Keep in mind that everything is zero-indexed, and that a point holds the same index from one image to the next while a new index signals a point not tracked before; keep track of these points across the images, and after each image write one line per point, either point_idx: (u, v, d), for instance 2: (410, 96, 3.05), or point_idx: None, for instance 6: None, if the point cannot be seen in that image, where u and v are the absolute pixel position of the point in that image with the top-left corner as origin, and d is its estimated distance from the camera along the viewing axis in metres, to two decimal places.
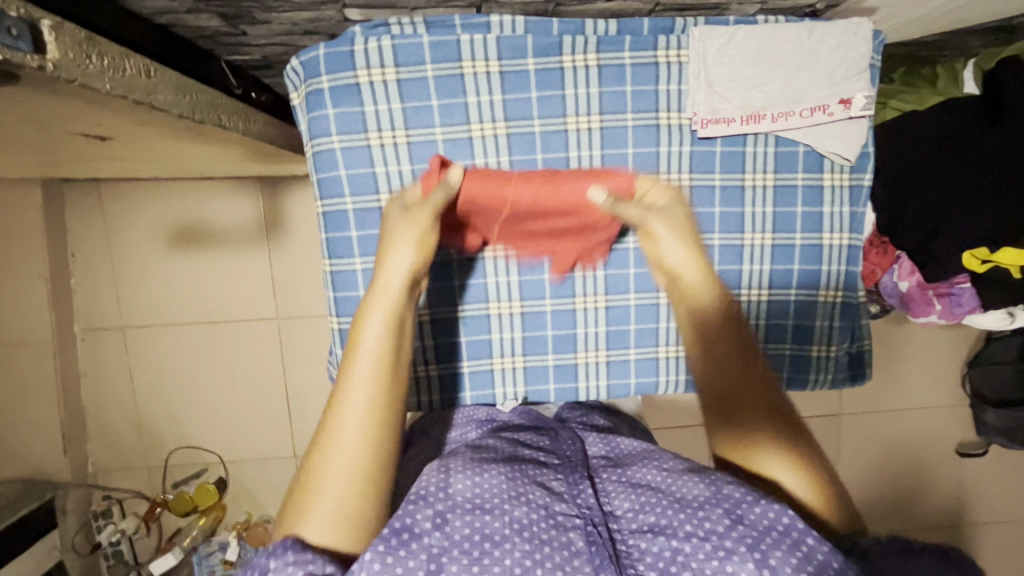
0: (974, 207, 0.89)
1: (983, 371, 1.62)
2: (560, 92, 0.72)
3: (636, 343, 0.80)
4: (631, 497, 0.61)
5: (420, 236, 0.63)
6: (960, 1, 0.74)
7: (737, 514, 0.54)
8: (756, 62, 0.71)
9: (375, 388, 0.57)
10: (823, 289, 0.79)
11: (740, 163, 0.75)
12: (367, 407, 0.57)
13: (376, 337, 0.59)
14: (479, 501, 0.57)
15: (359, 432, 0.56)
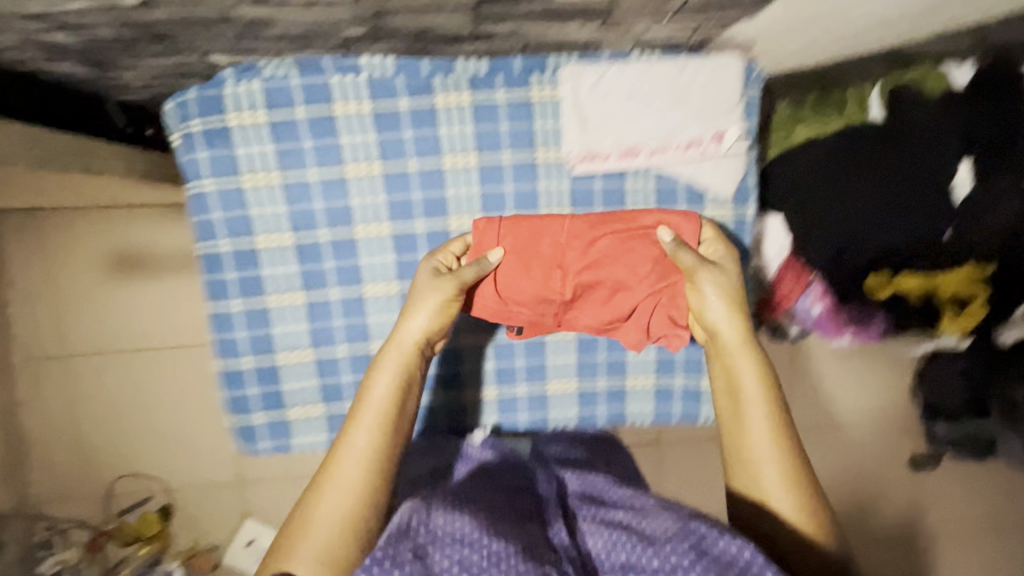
0: (873, 238, 0.90)
1: None
2: (434, 132, 0.72)
3: (527, 378, 0.85)
4: (604, 535, 0.55)
5: (432, 302, 0.65)
6: (839, 35, 0.74)
7: (701, 546, 0.48)
8: (628, 98, 0.71)
9: (376, 447, 0.58)
10: None
11: (620, 199, 0.76)
12: (367, 452, 0.58)
13: (383, 395, 0.60)
14: (461, 534, 0.50)
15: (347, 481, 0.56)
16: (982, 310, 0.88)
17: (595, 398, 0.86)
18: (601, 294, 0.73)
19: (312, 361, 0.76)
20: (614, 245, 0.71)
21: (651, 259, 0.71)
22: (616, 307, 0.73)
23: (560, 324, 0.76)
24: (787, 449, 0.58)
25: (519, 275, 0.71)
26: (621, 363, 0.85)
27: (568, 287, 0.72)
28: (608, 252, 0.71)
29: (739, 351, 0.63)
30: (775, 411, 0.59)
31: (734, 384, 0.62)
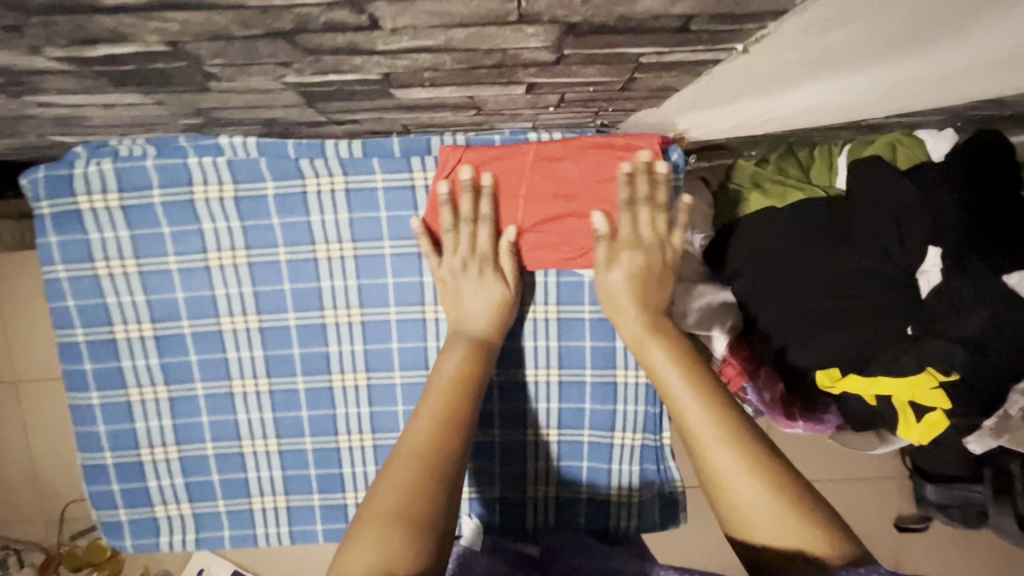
0: (822, 333, 0.80)
1: None
2: (305, 219, 0.65)
3: None
4: None
5: (490, 278, 0.63)
6: (772, 115, 0.63)
7: None
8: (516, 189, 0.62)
9: (437, 425, 0.53)
10: (618, 431, 0.70)
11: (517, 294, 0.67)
12: (433, 416, 0.54)
13: (451, 369, 0.58)
14: None
15: (404, 472, 0.49)
16: (944, 420, 0.77)
17: (491, 505, 0.73)
18: (574, 225, 0.63)
19: (177, 458, 0.70)
20: (586, 164, 0.61)
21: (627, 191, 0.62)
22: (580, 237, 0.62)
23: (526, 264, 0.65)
24: (740, 439, 0.52)
25: (482, 204, 0.62)
26: (522, 470, 0.72)
27: (534, 217, 0.62)
28: (575, 181, 0.61)
29: (654, 342, 0.60)
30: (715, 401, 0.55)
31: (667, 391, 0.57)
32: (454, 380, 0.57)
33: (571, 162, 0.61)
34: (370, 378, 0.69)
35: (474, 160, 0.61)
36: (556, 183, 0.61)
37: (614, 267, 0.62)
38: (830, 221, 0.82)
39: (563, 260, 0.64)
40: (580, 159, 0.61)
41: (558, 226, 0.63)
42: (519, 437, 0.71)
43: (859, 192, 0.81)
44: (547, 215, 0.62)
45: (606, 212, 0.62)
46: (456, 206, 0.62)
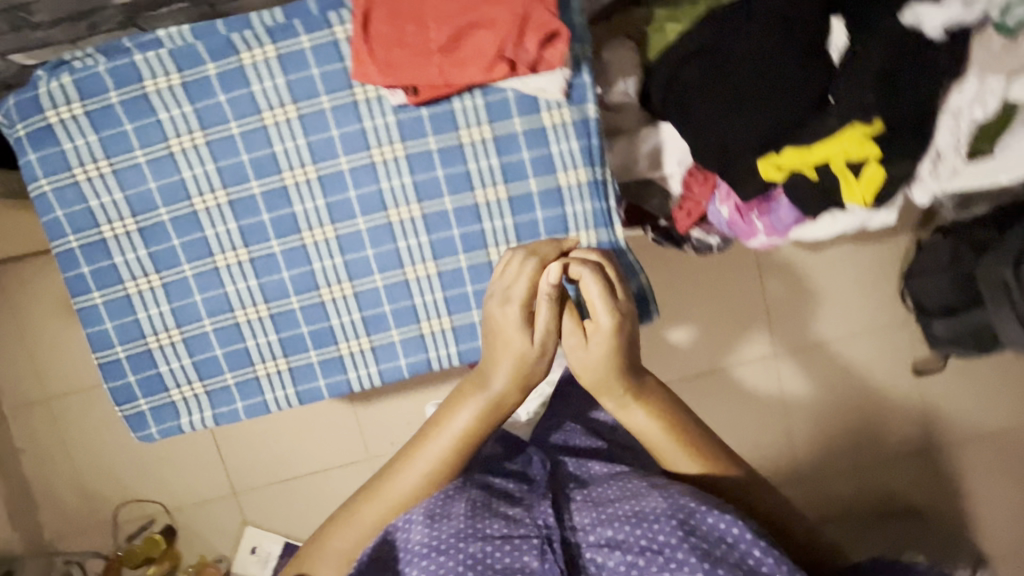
0: (756, 120, 0.84)
1: (919, 283, 1.49)
2: (247, 91, 0.72)
3: (397, 324, 0.77)
4: (591, 514, 0.65)
5: (516, 327, 0.64)
6: None
7: (689, 526, 0.60)
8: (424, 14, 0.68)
9: (425, 476, 0.67)
10: (573, 232, 0.75)
11: (451, 121, 0.73)
12: (432, 464, 0.66)
13: (461, 428, 0.67)
14: (433, 545, 0.60)
15: (398, 491, 0.67)
16: (879, 173, 0.81)
17: (474, 330, 0.78)
18: (480, 34, 0.67)
19: (180, 340, 0.76)
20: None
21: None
22: (491, 41, 0.67)
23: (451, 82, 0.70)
24: (697, 448, 0.71)
25: (397, 34, 0.68)
26: None
27: (444, 33, 0.68)
28: None
29: (627, 397, 0.69)
30: (671, 425, 0.70)
31: (643, 433, 0.71)
32: (462, 436, 0.67)
33: None
34: (338, 230, 0.75)
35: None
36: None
37: (585, 344, 0.66)
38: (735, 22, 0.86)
39: (479, 72, 0.68)
40: None
41: (469, 38, 0.68)
42: (483, 260, 0.76)
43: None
44: (456, 28, 0.67)
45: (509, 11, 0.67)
46: (376, 41, 0.68)
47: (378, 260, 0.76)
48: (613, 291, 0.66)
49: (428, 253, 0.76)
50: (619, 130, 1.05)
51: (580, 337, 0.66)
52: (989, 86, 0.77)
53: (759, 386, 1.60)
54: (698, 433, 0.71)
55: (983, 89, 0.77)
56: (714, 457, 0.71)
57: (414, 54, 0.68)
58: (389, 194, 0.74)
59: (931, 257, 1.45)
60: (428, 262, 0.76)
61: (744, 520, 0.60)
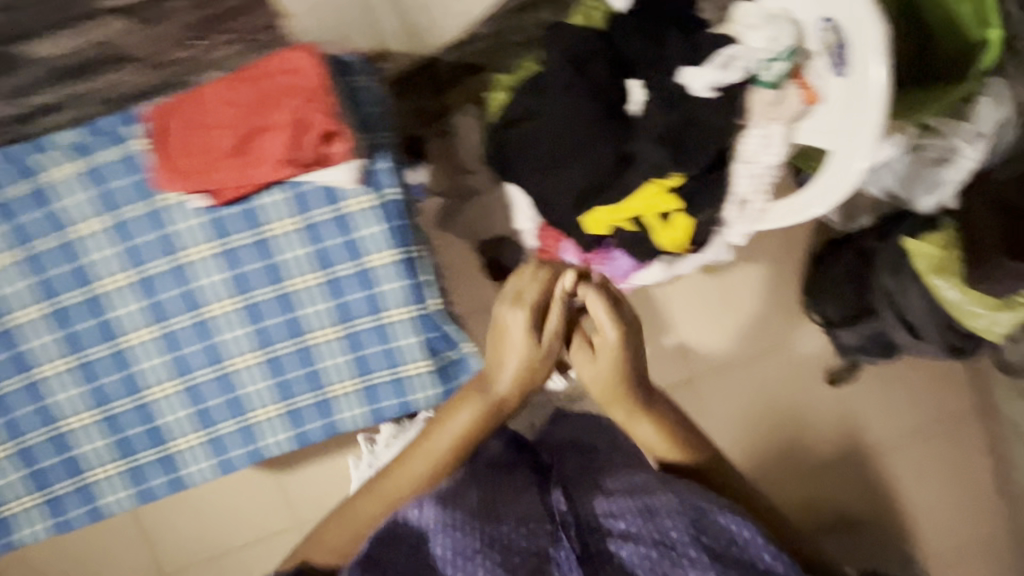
0: (571, 181, 0.87)
1: (821, 294, 1.52)
2: (54, 208, 0.74)
3: (229, 414, 0.79)
4: (617, 498, 0.63)
5: (524, 326, 0.67)
6: None
7: (700, 524, 0.59)
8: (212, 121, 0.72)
9: (427, 470, 0.68)
10: (389, 310, 0.79)
11: (257, 217, 0.76)
12: (432, 462, 0.68)
13: (459, 427, 0.69)
14: (448, 522, 0.59)
15: (386, 489, 0.69)
16: (687, 221, 0.86)
17: (305, 413, 0.79)
18: (267, 137, 0.71)
19: (9, 454, 0.78)
20: (261, 83, 0.71)
21: (299, 95, 0.70)
22: (276, 142, 0.71)
23: (249, 183, 0.73)
24: (692, 458, 0.71)
25: (189, 144, 0.71)
26: (319, 372, 0.79)
27: (233, 139, 0.71)
28: (255, 99, 0.71)
29: (618, 403, 0.70)
30: (672, 437, 0.71)
31: (641, 441, 0.72)
32: (458, 436, 0.68)
33: (249, 86, 0.71)
34: (157, 332, 0.77)
35: (177, 113, 0.73)
36: (241, 106, 0.71)
37: (592, 355, 0.69)
38: (537, 88, 0.88)
39: (271, 171, 0.71)
40: (255, 82, 0.71)
41: (258, 141, 0.71)
42: (305, 345, 0.78)
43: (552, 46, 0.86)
44: (243, 134, 0.71)
45: (290, 112, 0.70)
46: (171, 152, 0.72)
47: (200, 356, 0.77)
48: (618, 308, 0.70)
49: (249, 344, 0.78)
50: (473, 192, 1.09)
51: (590, 346, 0.70)
52: (770, 130, 0.81)
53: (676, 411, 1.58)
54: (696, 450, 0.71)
55: (766, 132, 0.82)
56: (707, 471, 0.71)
57: (207, 161, 0.71)
58: (204, 292, 0.77)
59: (832, 266, 1.49)
60: (250, 353, 0.78)
61: (755, 526, 0.59)
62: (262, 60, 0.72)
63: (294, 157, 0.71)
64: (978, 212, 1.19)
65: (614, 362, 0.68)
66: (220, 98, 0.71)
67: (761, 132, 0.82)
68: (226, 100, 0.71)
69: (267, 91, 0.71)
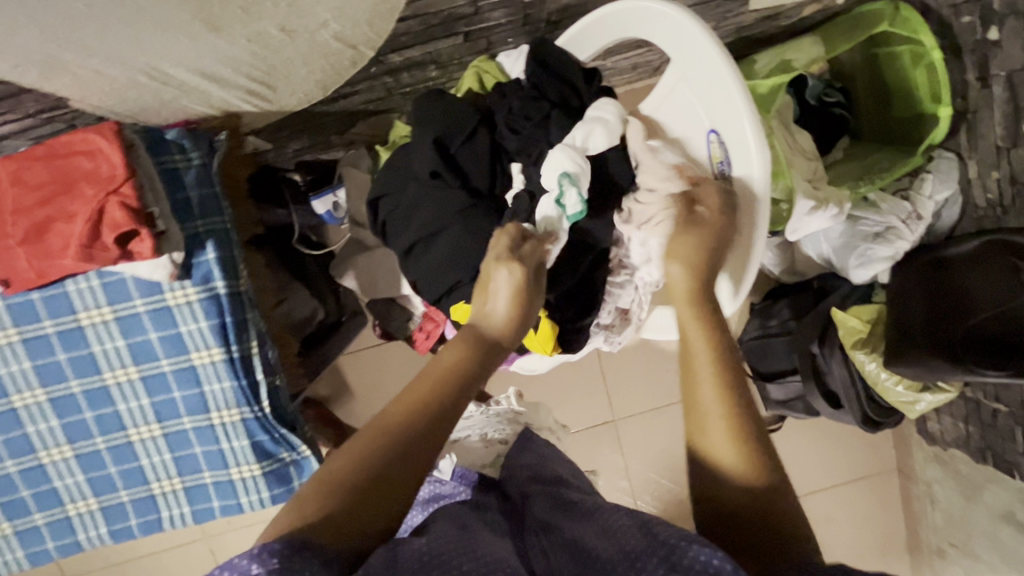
0: (433, 270, 0.78)
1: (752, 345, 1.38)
2: None
3: (39, 507, 0.73)
4: (595, 541, 0.52)
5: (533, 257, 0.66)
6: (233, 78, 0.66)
7: (671, 560, 0.46)
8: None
9: (410, 414, 0.48)
10: (214, 410, 0.72)
11: (66, 305, 0.68)
12: (411, 396, 0.49)
13: (441, 363, 0.54)
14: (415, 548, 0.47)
15: (359, 441, 0.47)
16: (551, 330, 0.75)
17: (124, 509, 0.75)
18: (60, 226, 0.62)
19: None
20: (56, 164, 0.63)
21: (98, 180, 0.62)
22: (69, 234, 0.62)
23: (42, 276, 0.64)
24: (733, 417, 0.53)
25: None
26: (139, 470, 0.74)
27: (19, 228, 0.62)
28: (50, 185, 0.63)
29: (687, 317, 0.59)
30: (721, 371, 0.55)
31: (687, 354, 0.57)
32: (448, 367, 0.53)
33: (45, 170, 0.63)
34: None
35: None
36: (33, 192, 0.63)
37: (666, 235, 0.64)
38: (407, 161, 0.79)
39: (64, 266, 0.63)
40: (52, 166, 0.63)
41: (48, 232, 0.62)
42: (123, 441, 0.72)
43: (419, 122, 0.77)
44: (31, 224, 0.62)
45: (84, 203, 0.62)
46: None
47: (4, 447, 0.71)
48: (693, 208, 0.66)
49: (62, 436, 0.72)
50: (363, 246, 1.01)
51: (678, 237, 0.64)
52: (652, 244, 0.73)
53: (586, 453, 1.36)
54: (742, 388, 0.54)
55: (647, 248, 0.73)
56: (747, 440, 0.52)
57: None
58: (8, 381, 0.69)
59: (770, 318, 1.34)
60: (64, 447, 0.72)
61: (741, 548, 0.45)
62: (61, 136, 0.64)
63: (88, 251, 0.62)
64: (910, 287, 1.03)
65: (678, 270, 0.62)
66: (10, 180, 0.63)
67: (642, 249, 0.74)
68: (16, 185, 0.63)
69: (62, 177, 0.63)
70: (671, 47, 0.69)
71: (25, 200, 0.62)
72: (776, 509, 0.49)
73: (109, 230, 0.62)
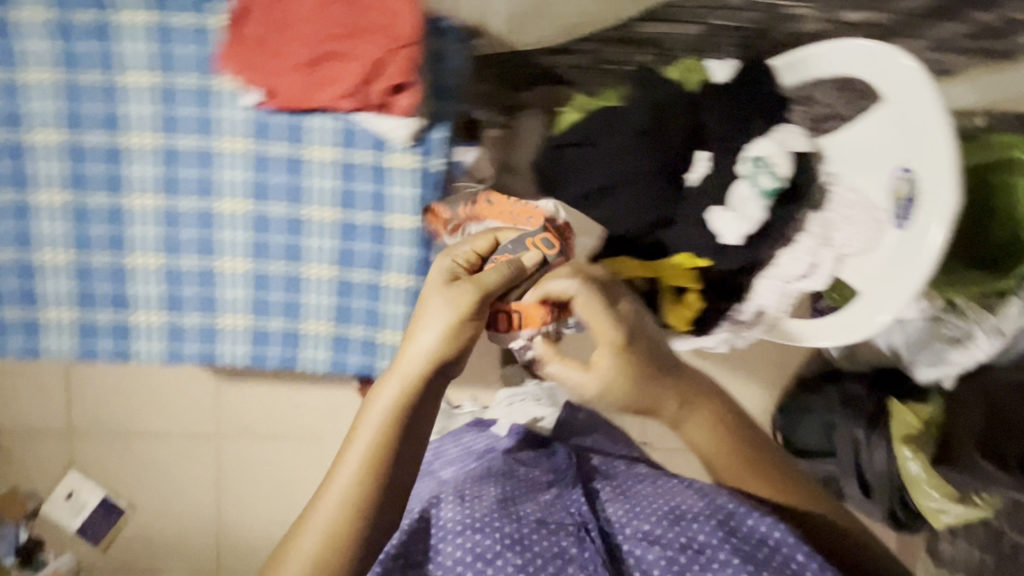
0: (608, 214, 0.86)
1: (794, 416, 1.35)
2: (117, 47, 0.73)
3: (198, 312, 0.79)
4: (625, 509, 0.83)
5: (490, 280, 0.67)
6: None
7: (730, 527, 0.74)
8: (293, 28, 0.71)
9: (357, 485, 0.60)
10: (390, 273, 0.78)
11: (301, 135, 0.75)
12: (348, 493, 0.60)
13: (373, 429, 0.62)
14: (472, 522, 0.79)
15: (311, 545, 0.60)
16: (695, 304, 0.86)
17: (271, 337, 0.80)
18: (339, 64, 0.71)
19: None
20: (354, 10, 0.71)
21: (387, 35, 0.70)
22: (350, 70, 0.70)
23: (305, 101, 0.73)
24: (755, 469, 0.79)
25: (266, 43, 0.71)
26: (301, 305, 0.79)
27: (308, 54, 0.71)
28: (343, 24, 0.70)
29: (713, 437, 0.77)
30: (732, 453, 0.78)
31: (704, 452, 0.78)
32: (383, 419, 0.62)
33: (340, 10, 0.71)
34: (168, 202, 0.76)
35: (261, 5, 0.71)
36: (327, 26, 0.71)
37: (601, 389, 0.71)
38: (615, 113, 0.87)
39: (333, 98, 0.71)
40: (347, 9, 0.71)
41: (331, 65, 0.71)
42: (298, 274, 0.78)
43: (641, 92, 0.88)
44: (319, 51, 0.71)
45: (371, 48, 0.70)
46: (245, 44, 0.71)
47: (198, 242, 0.77)
48: (614, 309, 0.73)
49: (249, 251, 0.77)
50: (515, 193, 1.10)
51: (590, 366, 0.72)
52: (810, 250, 0.82)
53: None
54: (761, 467, 0.79)
55: (810, 250, 0.82)
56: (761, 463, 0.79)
57: (276, 64, 0.71)
58: (226, 185, 0.76)
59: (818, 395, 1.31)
60: (247, 260, 0.78)
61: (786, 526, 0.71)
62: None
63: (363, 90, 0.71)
64: (970, 400, 1.15)
65: (596, 380, 0.71)
66: (308, 11, 0.71)
67: (796, 250, 0.83)
68: (314, 17, 0.71)
69: (355, 21, 0.70)
70: (909, 132, 0.76)
71: (321, 31, 0.70)
72: (801, 500, 0.79)
73: (384, 76, 0.70)
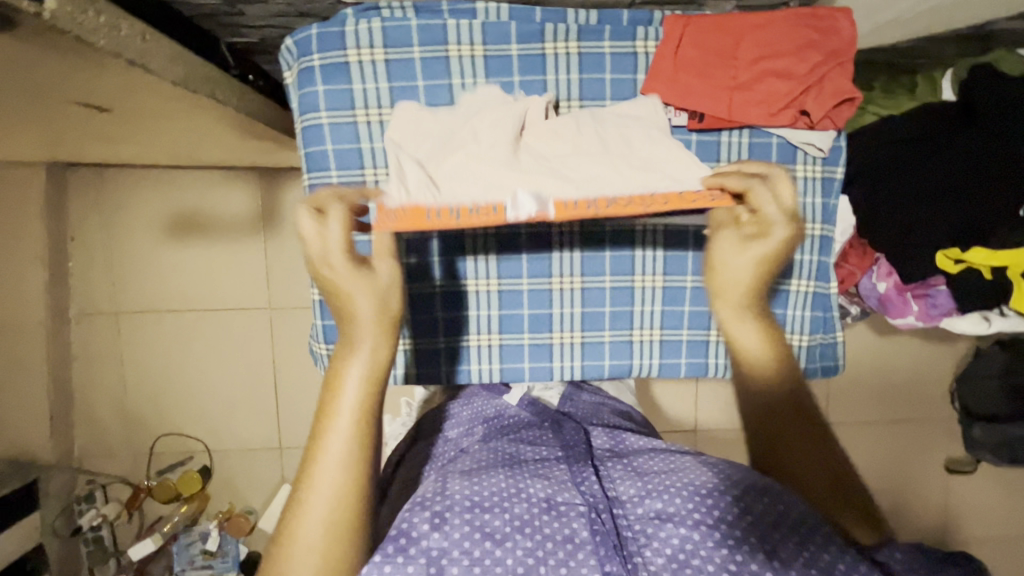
0: (948, 208, 0.91)
1: (972, 387, 1.55)
2: (542, 77, 0.81)
3: (612, 325, 0.89)
4: (637, 487, 0.69)
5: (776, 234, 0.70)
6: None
7: (745, 504, 0.61)
8: (724, 50, 0.78)
9: (348, 464, 0.61)
10: (796, 278, 0.88)
11: (715, 153, 0.84)
12: (341, 467, 0.61)
13: (352, 395, 0.63)
14: (477, 502, 0.63)
15: (326, 511, 0.60)
16: None
17: (678, 347, 0.90)
18: (776, 81, 0.77)
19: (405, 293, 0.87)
20: (788, 30, 0.77)
21: (824, 52, 0.76)
22: (790, 85, 0.77)
23: (732, 118, 0.79)
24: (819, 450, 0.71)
25: (700, 66, 0.78)
26: (708, 315, 0.89)
27: (745, 74, 0.78)
28: (780, 43, 0.76)
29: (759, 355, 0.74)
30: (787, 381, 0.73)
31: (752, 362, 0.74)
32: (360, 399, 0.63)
33: (773, 29, 0.77)
34: (582, 223, 0.87)
35: (694, 31, 0.78)
36: (762, 46, 0.77)
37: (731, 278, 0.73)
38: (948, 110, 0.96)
39: (767, 114, 0.78)
40: (778, 29, 0.77)
41: (765, 82, 0.77)
42: None
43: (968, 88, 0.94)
44: (755, 69, 0.77)
45: (814, 64, 0.76)
46: (678, 70, 0.79)
47: (611, 239, 0.87)
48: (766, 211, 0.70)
49: (659, 267, 0.88)
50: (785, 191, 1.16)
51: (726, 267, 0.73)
52: None
53: None
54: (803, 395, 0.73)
55: None
56: (783, 376, 0.74)
57: (710, 85, 0.78)
58: None
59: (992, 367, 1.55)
60: (657, 275, 0.88)
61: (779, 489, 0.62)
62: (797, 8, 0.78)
63: (802, 102, 0.78)
64: None
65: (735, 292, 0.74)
66: (740, 35, 0.77)
67: None
68: (745, 39, 0.77)
69: (791, 38, 0.76)
70: None
71: (761, 51, 0.77)
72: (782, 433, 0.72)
73: (829, 89, 0.77)
